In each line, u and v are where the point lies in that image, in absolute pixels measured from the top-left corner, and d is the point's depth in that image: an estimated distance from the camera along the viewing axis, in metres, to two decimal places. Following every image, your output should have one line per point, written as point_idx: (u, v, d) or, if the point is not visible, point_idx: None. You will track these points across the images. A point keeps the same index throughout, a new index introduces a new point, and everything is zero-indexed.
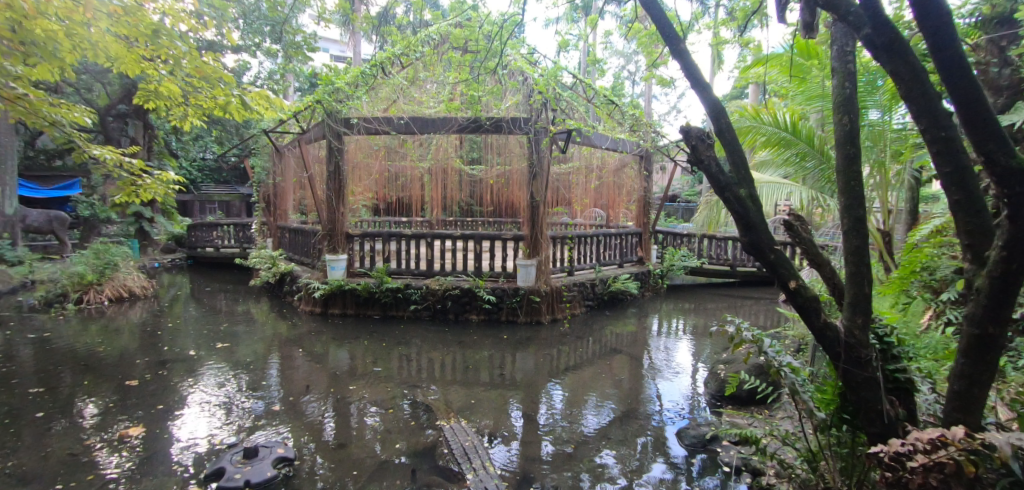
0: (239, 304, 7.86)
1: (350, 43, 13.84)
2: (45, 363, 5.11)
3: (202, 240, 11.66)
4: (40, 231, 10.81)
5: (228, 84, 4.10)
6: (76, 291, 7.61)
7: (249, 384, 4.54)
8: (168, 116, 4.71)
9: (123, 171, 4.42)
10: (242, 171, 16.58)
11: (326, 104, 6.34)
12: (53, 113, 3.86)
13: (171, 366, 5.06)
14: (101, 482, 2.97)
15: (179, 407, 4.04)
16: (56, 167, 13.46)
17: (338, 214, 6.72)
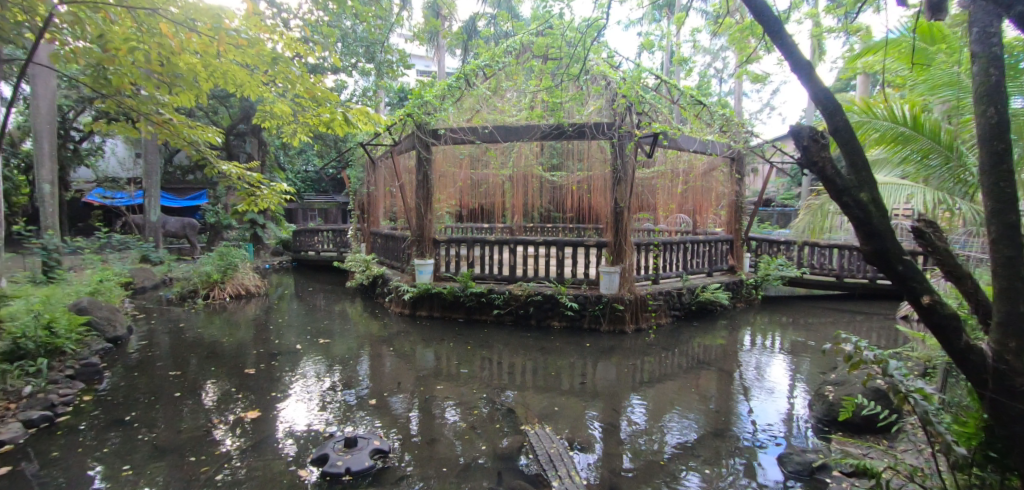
0: (336, 303, 8.48)
1: (435, 58, 14.50)
2: (180, 350, 5.86)
3: (305, 245, 12.76)
4: (177, 236, 12.46)
5: (333, 102, 4.45)
6: (204, 288, 8.66)
7: (345, 379, 4.88)
8: (281, 133, 5.23)
9: (243, 183, 4.97)
10: (340, 181, 17.95)
11: (416, 117, 6.72)
12: (190, 133, 4.45)
13: (280, 358, 5.57)
14: (224, 459, 3.33)
15: (288, 396, 4.44)
16: (189, 181, 15.46)
17: (426, 221, 7.03)
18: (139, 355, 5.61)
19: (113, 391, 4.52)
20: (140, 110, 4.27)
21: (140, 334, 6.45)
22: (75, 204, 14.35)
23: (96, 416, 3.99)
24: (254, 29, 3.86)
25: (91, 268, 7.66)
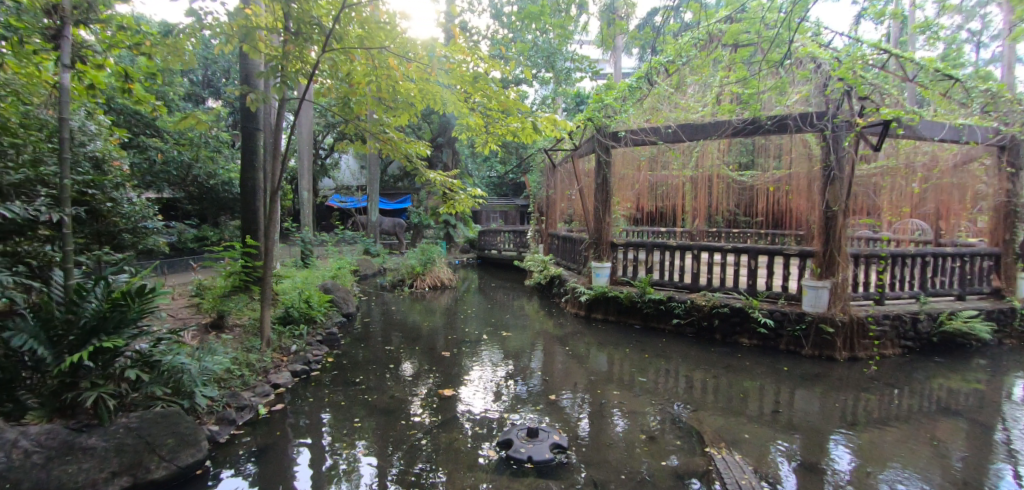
0: (515, 300, 9.06)
1: (613, 61, 14.42)
2: (392, 329, 6.93)
3: (489, 244, 13.91)
4: (390, 233, 14.77)
5: (523, 112, 4.76)
6: (410, 278, 10.11)
7: (524, 371, 5.17)
8: (476, 143, 5.79)
9: (445, 188, 5.66)
10: (519, 185, 19.09)
11: (596, 121, 6.79)
12: (406, 147, 5.23)
13: (468, 345, 6.18)
14: (427, 427, 3.84)
15: (475, 380, 4.91)
16: (399, 187, 18.18)
17: (604, 224, 7.05)
18: (363, 330, 6.81)
19: (346, 357, 5.58)
20: (372, 129, 5.18)
21: (364, 313, 7.82)
22: (321, 207, 18.13)
23: (336, 375, 4.98)
24: (458, 54, 4.50)
25: (332, 257, 9.57)
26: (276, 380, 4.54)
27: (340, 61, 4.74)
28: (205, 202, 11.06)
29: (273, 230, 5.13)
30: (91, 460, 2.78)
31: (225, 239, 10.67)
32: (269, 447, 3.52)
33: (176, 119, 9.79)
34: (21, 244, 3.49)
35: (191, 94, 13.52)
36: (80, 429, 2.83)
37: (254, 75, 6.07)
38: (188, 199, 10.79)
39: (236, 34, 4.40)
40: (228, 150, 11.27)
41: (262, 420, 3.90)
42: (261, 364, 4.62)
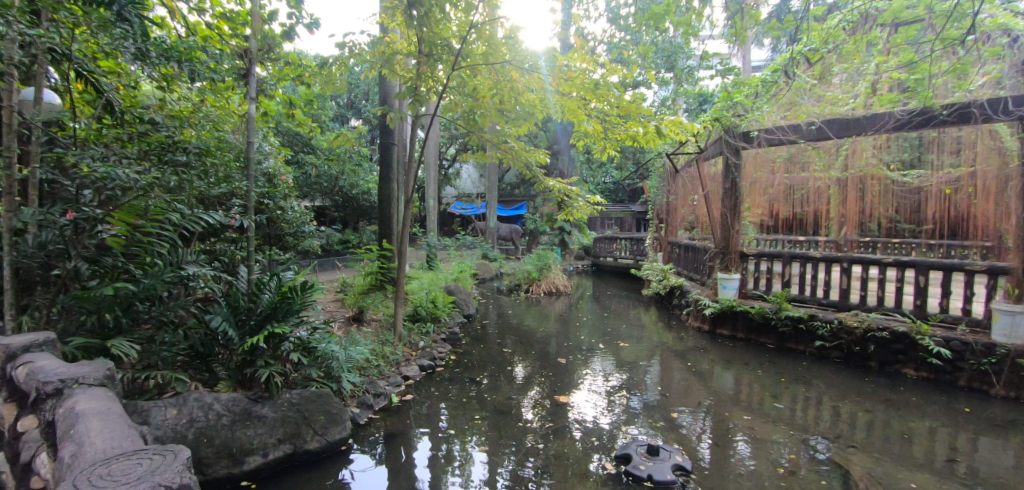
0: (632, 309, 8.80)
1: (742, 55, 13.40)
2: (509, 332, 7.16)
3: (605, 251, 13.71)
4: (507, 239, 15.31)
5: (646, 116, 4.65)
6: (526, 283, 10.36)
7: (641, 384, 4.99)
8: (594, 150, 5.75)
9: (564, 195, 5.72)
10: (636, 191, 18.53)
11: (725, 121, 6.38)
12: (525, 155, 5.40)
13: (582, 352, 6.13)
14: (544, 431, 3.88)
15: (590, 388, 4.85)
16: (516, 194, 18.75)
17: (733, 233, 6.55)
18: (481, 331, 7.11)
19: (467, 356, 5.88)
20: (494, 140, 5.44)
21: (482, 315, 8.17)
22: (444, 214, 19.37)
23: (458, 372, 5.28)
24: (579, 62, 4.63)
25: (455, 261, 10.19)
26: (405, 373, 4.94)
27: (467, 77, 5.07)
28: (349, 209, 12.46)
29: (405, 236, 5.61)
30: (263, 427, 3.26)
31: (364, 242, 11.93)
32: (397, 433, 3.85)
33: (327, 138, 11.21)
34: (216, 243, 4.31)
35: (339, 115, 15.35)
36: (256, 400, 3.33)
37: (391, 95, 6.72)
38: (335, 206, 12.29)
39: (380, 61, 4.94)
40: (368, 163, 12.57)
41: (394, 408, 4.26)
42: (394, 357, 5.07)
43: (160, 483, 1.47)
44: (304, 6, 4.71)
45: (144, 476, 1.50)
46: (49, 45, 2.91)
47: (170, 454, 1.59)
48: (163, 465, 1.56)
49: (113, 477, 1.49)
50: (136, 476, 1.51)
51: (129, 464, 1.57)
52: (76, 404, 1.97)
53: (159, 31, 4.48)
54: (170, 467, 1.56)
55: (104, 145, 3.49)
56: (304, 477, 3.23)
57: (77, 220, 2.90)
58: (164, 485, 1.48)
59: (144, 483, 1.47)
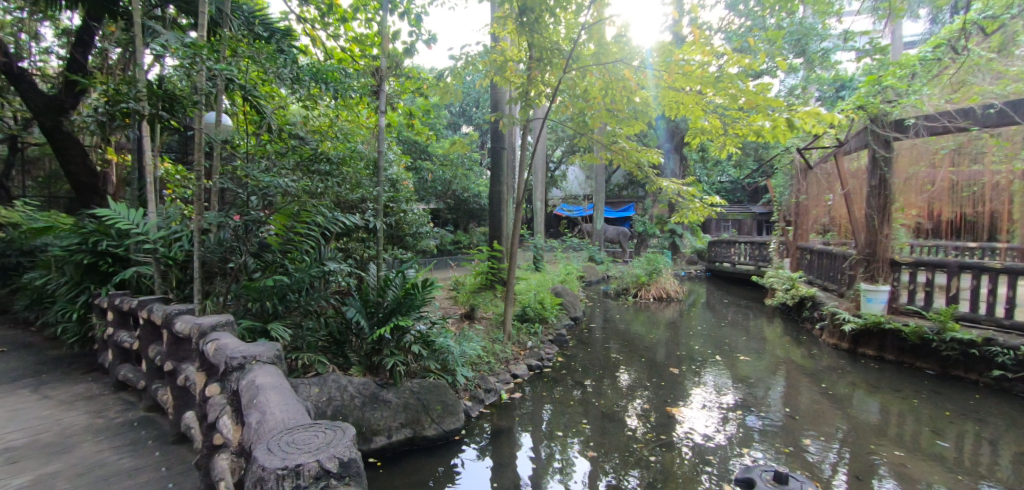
0: (753, 320, 8.10)
1: (891, 32, 11.70)
2: (616, 337, 7.00)
3: (722, 255, 12.81)
4: (614, 241, 14.99)
5: (774, 109, 4.26)
6: (634, 288, 10.04)
7: (763, 402, 4.59)
8: (712, 148, 5.38)
9: (678, 197, 5.45)
10: (756, 190, 17.07)
11: (871, 108, 5.52)
12: (638, 155, 5.26)
13: (695, 363, 5.79)
14: (656, 443, 3.73)
15: (706, 403, 4.54)
16: (624, 195, 18.28)
17: (881, 238, 5.75)
18: (588, 334, 7.06)
19: (573, 359, 5.87)
20: (604, 141, 5.38)
21: (588, 318, 8.10)
22: (550, 216, 19.55)
23: (565, 374, 5.29)
24: (697, 54, 4.34)
25: (561, 262, 10.22)
26: (514, 371, 5.08)
27: (578, 79, 5.09)
28: (460, 211, 13.11)
29: (516, 237, 5.77)
30: (388, 410, 3.57)
31: (474, 243, 12.46)
32: (504, 430, 3.98)
33: (442, 144, 11.89)
34: (349, 242, 4.81)
35: (452, 123, 16.23)
36: (382, 385, 3.67)
37: (502, 102, 6.95)
38: (448, 209, 13.00)
39: (494, 68, 5.15)
40: (478, 168, 13.15)
41: (503, 405, 4.41)
42: (504, 355, 5.23)
43: (334, 457, 1.35)
44: (423, 23, 5.07)
45: (319, 447, 1.40)
46: (229, 78, 3.45)
47: (342, 428, 1.48)
48: (338, 438, 1.45)
49: (292, 445, 1.41)
50: (314, 447, 1.41)
51: (306, 434, 1.48)
52: (256, 378, 1.83)
53: (307, 55, 5.11)
54: (342, 441, 1.44)
55: (266, 159, 3.91)
56: (420, 462, 3.49)
57: (246, 221, 3.34)
58: (338, 459, 1.37)
59: (319, 454, 1.37)
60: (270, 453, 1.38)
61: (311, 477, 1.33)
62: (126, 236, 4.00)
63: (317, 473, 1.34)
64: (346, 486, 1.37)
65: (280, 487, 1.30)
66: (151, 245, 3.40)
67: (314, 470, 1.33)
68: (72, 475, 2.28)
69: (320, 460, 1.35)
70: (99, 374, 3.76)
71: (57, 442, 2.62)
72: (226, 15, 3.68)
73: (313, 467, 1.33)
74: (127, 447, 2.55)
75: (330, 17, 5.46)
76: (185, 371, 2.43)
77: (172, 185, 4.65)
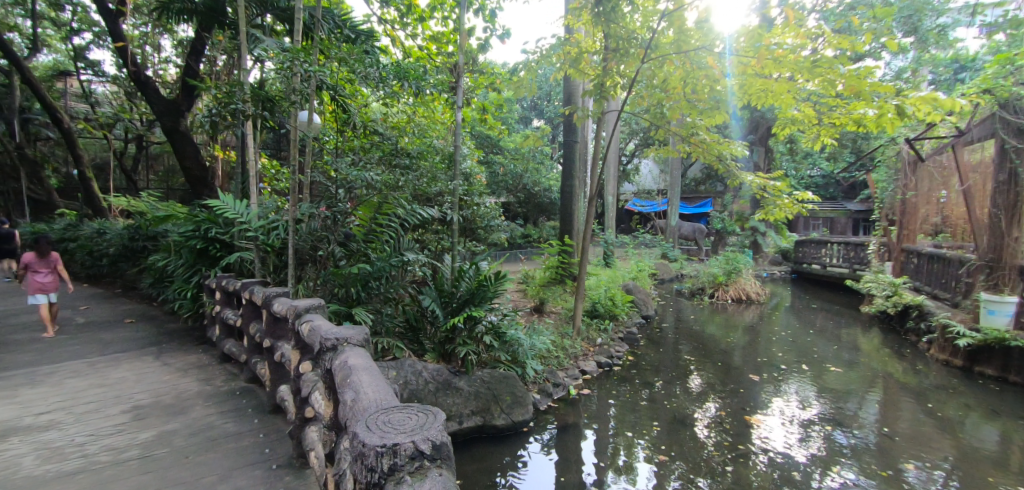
0: (846, 328, 7.45)
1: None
2: (690, 338, 6.74)
3: (811, 256, 11.89)
4: (689, 238, 14.40)
5: (879, 95, 3.86)
6: (711, 288, 9.59)
7: (855, 418, 4.22)
8: (804, 140, 4.98)
9: (764, 192, 5.12)
10: (853, 186, 15.61)
11: (1001, 93, 4.88)
12: (719, 148, 4.99)
13: (778, 371, 5.43)
14: (733, 452, 3.54)
15: (788, 414, 4.25)
16: (701, 190, 17.45)
17: (1009, 241, 5.09)
18: (660, 333, 6.84)
19: (644, 358, 5.72)
20: (683, 133, 5.16)
21: (660, 317, 7.85)
22: (622, 210, 19.10)
23: (635, 374, 5.17)
24: (791, 38, 4.02)
25: (632, 259, 9.98)
26: (584, 367, 5.05)
27: (656, 69, 4.92)
28: (530, 205, 13.17)
29: (588, 231, 5.70)
30: (460, 397, 3.70)
31: (543, 237, 12.49)
32: (571, 425, 3.98)
33: (514, 138, 12.00)
34: (426, 234, 5.00)
35: (523, 117, 16.30)
36: (455, 373, 3.82)
37: (575, 95, 6.87)
38: (519, 203, 13.12)
39: (569, 61, 5.12)
40: (549, 161, 13.13)
41: (572, 400, 4.40)
42: (573, 350, 5.21)
43: (430, 436, 1.16)
44: (497, 19, 5.12)
45: (414, 427, 1.20)
46: (321, 79, 3.68)
47: (438, 411, 1.28)
48: (432, 420, 1.26)
49: (388, 424, 1.23)
50: (409, 427, 1.22)
51: (400, 416, 1.30)
52: (348, 360, 1.80)
53: (390, 54, 5.36)
54: (437, 423, 1.25)
55: (351, 154, 4.15)
56: (489, 450, 3.58)
57: (334, 212, 3.58)
58: (432, 441, 1.17)
59: (414, 435, 1.17)
60: (367, 431, 1.21)
61: (407, 457, 1.13)
62: (231, 225, 4.44)
63: (412, 454, 1.14)
64: (441, 471, 1.16)
65: (377, 465, 1.12)
66: (253, 233, 3.74)
67: (409, 450, 1.14)
68: (186, 435, 2.58)
69: (416, 439, 1.15)
70: (208, 346, 4.21)
71: (174, 405, 2.96)
72: (318, 20, 3.92)
73: (409, 446, 1.13)
74: (230, 413, 2.83)
75: (409, 16, 5.66)
76: (281, 349, 2.65)
77: (269, 179, 5.06)
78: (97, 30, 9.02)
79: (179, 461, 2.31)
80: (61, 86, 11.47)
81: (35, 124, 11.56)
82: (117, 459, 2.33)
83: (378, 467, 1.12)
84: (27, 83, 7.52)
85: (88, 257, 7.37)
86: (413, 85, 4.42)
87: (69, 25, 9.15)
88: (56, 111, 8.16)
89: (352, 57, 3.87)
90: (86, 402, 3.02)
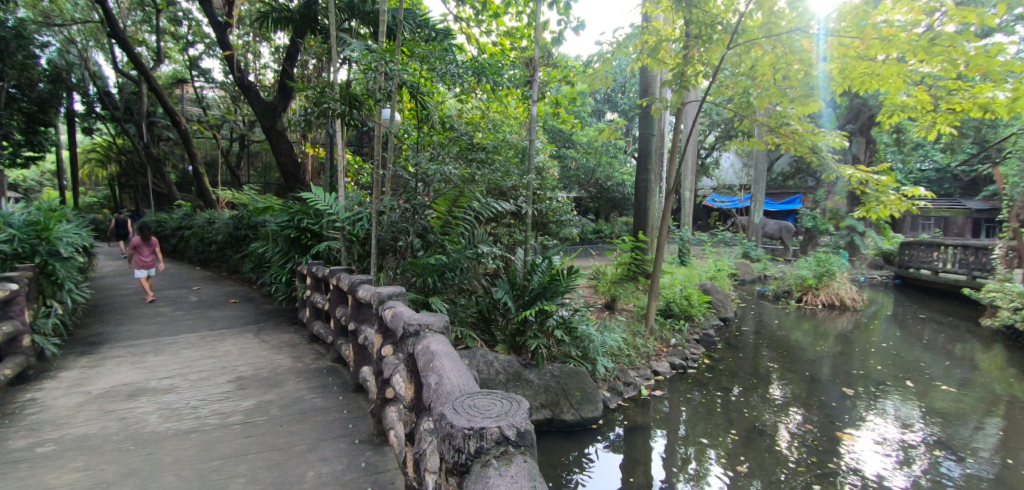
0: (961, 342, 6.63)
1: None
2: (772, 343, 6.32)
3: (920, 261, 10.67)
4: (774, 238, 13.46)
5: (1017, 76, 3.35)
6: (798, 291, 8.90)
7: (967, 443, 3.76)
8: (914, 129, 4.46)
9: (865, 188, 4.65)
10: (975, 182, 13.81)
11: None
12: (812, 140, 4.61)
13: (875, 385, 4.95)
14: (822, 470, 3.29)
15: (884, 433, 3.86)
16: (790, 186, 16.20)
17: None
18: (740, 338, 6.48)
19: (721, 362, 5.44)
20: (771, 123, 4.81)
21: (740, 320, 7.43)
22: (699, 207, 18.24)
23: (711, 378, 4.94)
24: (903, 14, 3.62)
25: (710, 258, 9.51)
26: (656, 368, 4.91)
27: (743, 56, 4.64)
28: (602, 200, 12.98)
29: (664, 227, 5.50)
30: (530, 390, 3.75)
31: (615, 233, 12.24)
32: (640, 426, 3.89)
33: (587, 132, 11.82)
34: (498, 228, 5.08)
35: (596, 110, 16.03)
36: (525, 366, 3.87)
37: (652, 86, 6.63)
38: (590, 197, 12.94)
39: (647, 51, 4.96)
40: (623, 155, 12.82)
41: (643, 401, 4.30)
42: (645, 350, 5.07)
43: (515, 422, 1.17)
44: (572, 11, 5.05)
45: (500, 414, 1.22)
46: (403, 78, 3.84)
47: (520, 399, 1.29)
48: (516, 408, 1.26)
49: (474, 409, 1.26)
50: (494, 414, 1.24)
51: (485, 401, 1.33)
52: (430, 346, 1.88)
53: (467, 50, 5.47)
54: (521, 410, 1.25)
55: (430, 149, 4.28)
56: (557, 444, 3.61)
57: (413, 205, 3.72)
58: (517, 428, 1.18)
59: (500, 420, 1.18)
60: (455, 414, 1.25)
61: (493, 442, 1.15)
62: (321, 216, 4.78)
63: (497, 439, 1.16)
64: (525, 458, 1.17)
65: (464, 447, 1.15)
66: (340, 224, 4.00)
67: (495, 435, 1.15)
68: (280, 406, 2.82)
69: (502, 425, 1.16)
70: (299, 327, 4.57)
71: (271, 378, 3.25)
72: (401, 21, 4.08)
73: (496, 431, 1.15)
74: (318, 389, 3.06)
75: (484, 14, 5.75)
76: (365, 333, 2.81)
77: (353, 173, 5.37)
78: (208, 41, 10.04)
79: (275, 429, 2.54)
80: (179, 92, 12.91)
81: (159, 126, 13.12)
82: (223, 422, 2.60)
83: (465, 448, 1.15)
84: (153, 90, 8.52)
85: (199, 243, 8.26)
86: (488, 80, 4.50)
87: (187, 37, 10.26)
88: (176, 114, 9.20)
89: (433, 55, 3.99)
90: (198, 371, 3.40)
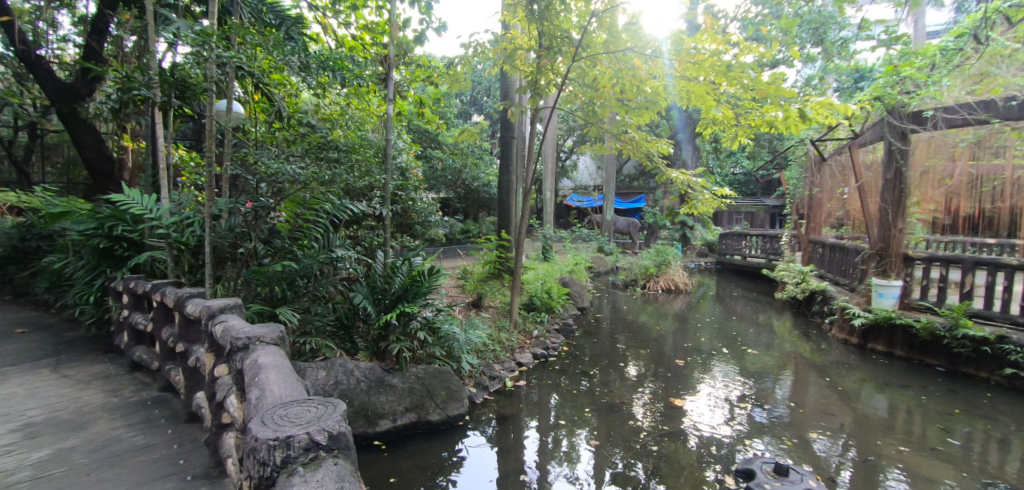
0: (762, 313, 8.07)
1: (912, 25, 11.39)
2: (622, 328, 7.01)
3: (733, 248, 12.68)
4: (623, 233, 14.90)
5: (787, 98, 4.15)
6: (643, 280, 10.01)
7: (764, 394, 4.60)
8: (722, 138, 5.29)
9: (689, 189, 5.38)
10: (770, 183, 16.82)
11: (888, 100, 5.45)
12: (647, 146, 5.22)
13: (702, 356, 5.79)
14: (659, 433, 3.73)
15: (705, 395, 4.54)
16: (635, 187, 18.10)
17: (895, 231, 5.73)
18: (595, 325, 7.07)
19: (579, 349, 5.88)
20: (614, 131, 5.37)
21: (596, 309, 8.11)
22: (560, 206, 19.46)
23: (570, 364, 5.31)
24: (708, 43, 4.29)
25: (569, 253, 10.20)
26: (520, 359, 5.14)
27: (587, 69, 5.08)
28: (471, 201, 13.15)
29: (524, 226, 5.76)
30: (393, 395, 3.67)
31: (483, 233, 12.48)
32: (508, 416, 4.04)
33: (453, 133, 11.89)
34: (359, 231, 4.88)
35: (463, 111, 16.18)
36: (388, 371, 3.77)
37: (511, 91, 6.89)
38: (458, 197, 12.99)
39: (504, 57, 5.16)
40: (488, 157, 13.13)
41: (508, 392, 4.46)
42: (510, 344, 5.27)
43: (325, 427, 1.25)
44: (433, 11, 5.03)
45: (310, 420, 1.28)
46: (238, 68, 3.46)
47: (333, 403, 1.35)
48: (328, 412, 1.33)
49: (284, 418, 1.29)
50: (306, 421, 1.29)
51: (299, 409, 1.35)
52: (258, 358, 1.76)
53: (319, 43, 5.14)
54: (334, 414, 1.33)
55: (274, 146, 3.92)
56: (425, 446, 3.57)
57: (256, 208, 3.37)
58: (328, 432, 1.25)
59: (309, 427, 1.25)
60: (262, 426, 1.26)
61: (301, 449, 1.21)
62: (140, 222, 4.04)
63: (306, 445, 1.22)
64: (337, 461, 1.25)
65: (270, 459, 1.18)
66: (163, 231, 3.46)
67: (303, 442, 1.21)
68: (87, 451, 2.36)
69: (311, 431, 1.23)
70: (115, 354, 3.86)
71: (73, 419, 2.70)
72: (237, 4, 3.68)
73: (303, 438, 1.21)
74: (140, 425, 2.63)
75: (340, 4, 5.43)
76: (195, 353, 2.49)
77: (186, 172, 4.70)
78: None
79: (78, 480, 2.12)
80: None
81: None
82: (3, 482, 2.10)
83: (270, 460, 1.18)
84: None
85: None
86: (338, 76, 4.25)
87: None
88: None
89: (272, 45, 3.65)
90: None
